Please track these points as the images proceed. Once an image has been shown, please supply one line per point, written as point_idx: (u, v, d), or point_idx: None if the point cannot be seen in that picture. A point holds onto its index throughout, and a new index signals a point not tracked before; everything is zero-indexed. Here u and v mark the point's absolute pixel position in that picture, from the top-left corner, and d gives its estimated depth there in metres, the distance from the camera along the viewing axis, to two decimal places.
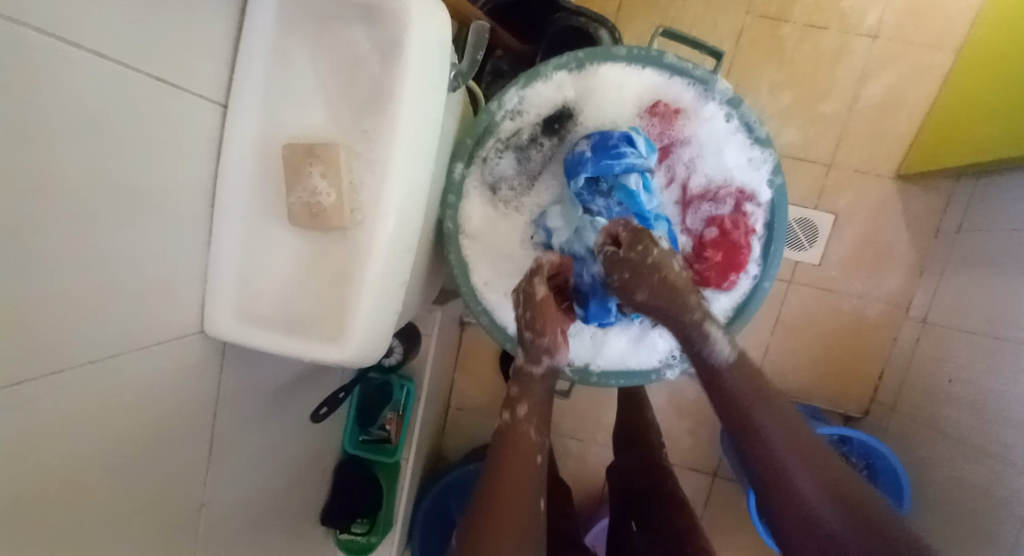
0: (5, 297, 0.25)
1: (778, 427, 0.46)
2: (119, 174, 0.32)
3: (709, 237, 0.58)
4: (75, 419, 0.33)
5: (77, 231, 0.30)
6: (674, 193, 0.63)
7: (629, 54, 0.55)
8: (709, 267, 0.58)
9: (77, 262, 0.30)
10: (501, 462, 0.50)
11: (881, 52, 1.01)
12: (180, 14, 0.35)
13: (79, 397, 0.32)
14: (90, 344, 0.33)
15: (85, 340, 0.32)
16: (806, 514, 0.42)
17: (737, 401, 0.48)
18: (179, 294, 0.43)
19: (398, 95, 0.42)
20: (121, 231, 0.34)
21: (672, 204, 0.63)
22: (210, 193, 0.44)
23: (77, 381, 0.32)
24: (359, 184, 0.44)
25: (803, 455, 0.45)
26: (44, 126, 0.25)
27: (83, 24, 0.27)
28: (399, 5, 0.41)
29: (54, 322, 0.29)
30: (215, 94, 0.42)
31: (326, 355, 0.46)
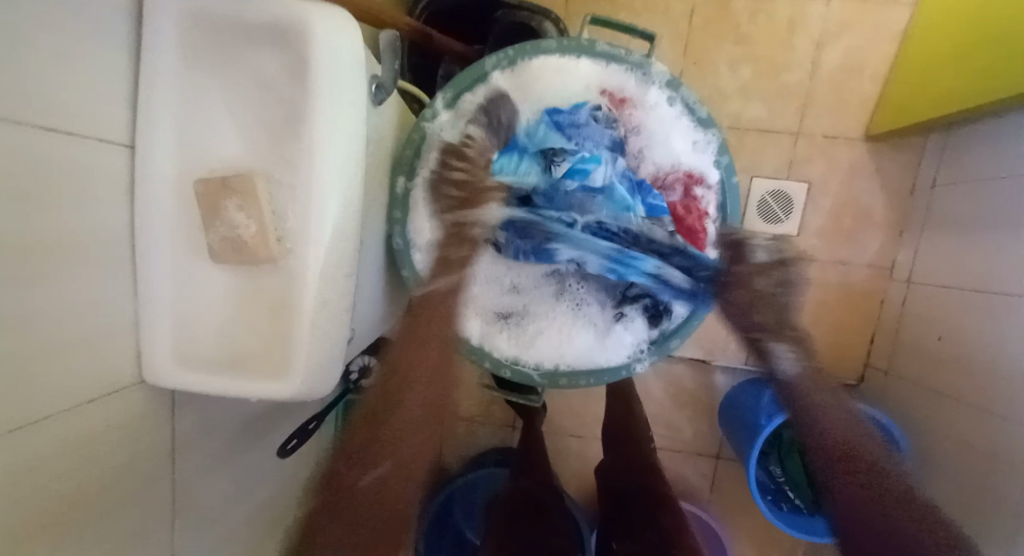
0: None
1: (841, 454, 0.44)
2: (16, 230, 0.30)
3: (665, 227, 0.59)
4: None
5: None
6: None
7: (560, 45, 0.57)
8: None
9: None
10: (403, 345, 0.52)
11: (836, 15, 0.99)
12: (77, 55, 0.34)
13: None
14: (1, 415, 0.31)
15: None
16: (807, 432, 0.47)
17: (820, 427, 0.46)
18: (109, 344, 0.41)
19: (313, 115, 0.41)
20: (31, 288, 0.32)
21: None
22: (132, 240, 0.42)
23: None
24: (284, 212, 0.44)
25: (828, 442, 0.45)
26: None
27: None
28: (301, 21, 0.40)
29: None
30: (119, 135, 0.40)
31: (274, 393, 0.46)
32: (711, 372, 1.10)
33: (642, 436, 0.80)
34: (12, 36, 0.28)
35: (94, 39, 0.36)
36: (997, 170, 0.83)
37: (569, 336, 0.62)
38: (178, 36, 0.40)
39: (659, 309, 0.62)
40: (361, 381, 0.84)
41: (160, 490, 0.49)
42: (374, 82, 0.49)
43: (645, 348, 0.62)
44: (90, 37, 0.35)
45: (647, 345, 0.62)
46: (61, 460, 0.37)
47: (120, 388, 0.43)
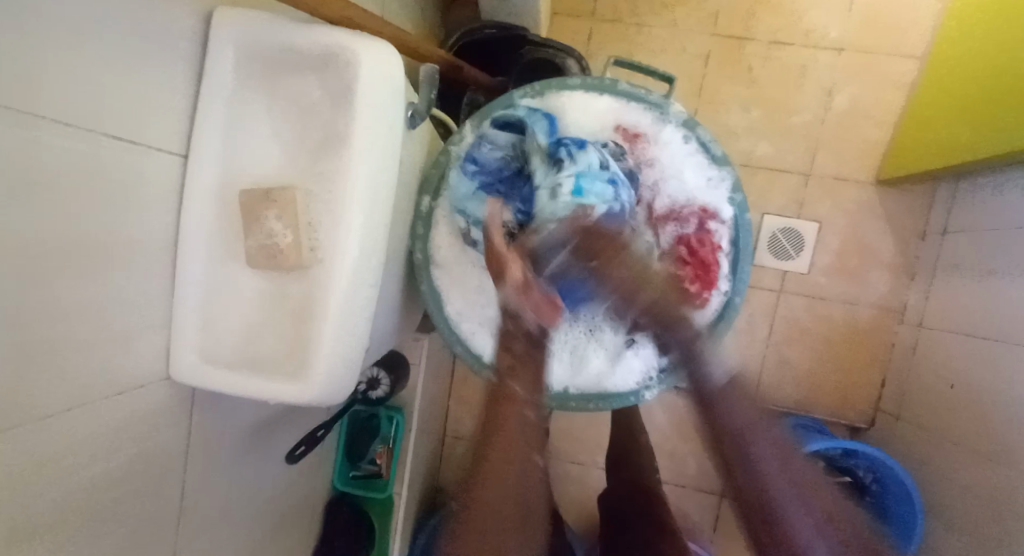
0: None
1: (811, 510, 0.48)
2: (63, 225, 0.32)
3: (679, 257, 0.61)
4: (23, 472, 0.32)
5: (23, 291, 0.30)
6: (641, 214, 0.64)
7: (584, 82, 0.61)
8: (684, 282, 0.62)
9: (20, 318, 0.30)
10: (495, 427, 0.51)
11: (847, 63, 1.03)
12: (144, 72, 0.38)
13: (27, 449, 0.32)
14: (38, 397, 0.33)
15: (29, 397, 0.32)
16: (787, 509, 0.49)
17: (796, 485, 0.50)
18: (140, 339, 0.44)
19: (354, 138, 0.44)
20: (72, 281, 0.34)
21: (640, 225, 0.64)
22: (173, 241, 0.45)
23: (27, 436, 0.32)
24: (317, 224, 0.46)
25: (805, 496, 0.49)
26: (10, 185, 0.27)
27: (33, 89, 0.28)
28: (349, 51, 0.43)
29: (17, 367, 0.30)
30: (174, 144, 0.43)
31: (291, 396, 0.48)
32: None
33: (646, 467, 0.80)
34: (85, 52, 0.32)
35: (159, 59, 0.39)
36: (1004, 219, 0.84)
37: (581, 360, 0.65)
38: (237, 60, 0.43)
39: None
40: (367, 393, 0.86)
41: (172, 486, 0.50)
42: (410, 109, 0.52)
43: (655, 377, 0.63)
44: (155, 56, 0.38)
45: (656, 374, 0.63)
46: (89, 447, 0.39)
47: (147, 381, 0.45)
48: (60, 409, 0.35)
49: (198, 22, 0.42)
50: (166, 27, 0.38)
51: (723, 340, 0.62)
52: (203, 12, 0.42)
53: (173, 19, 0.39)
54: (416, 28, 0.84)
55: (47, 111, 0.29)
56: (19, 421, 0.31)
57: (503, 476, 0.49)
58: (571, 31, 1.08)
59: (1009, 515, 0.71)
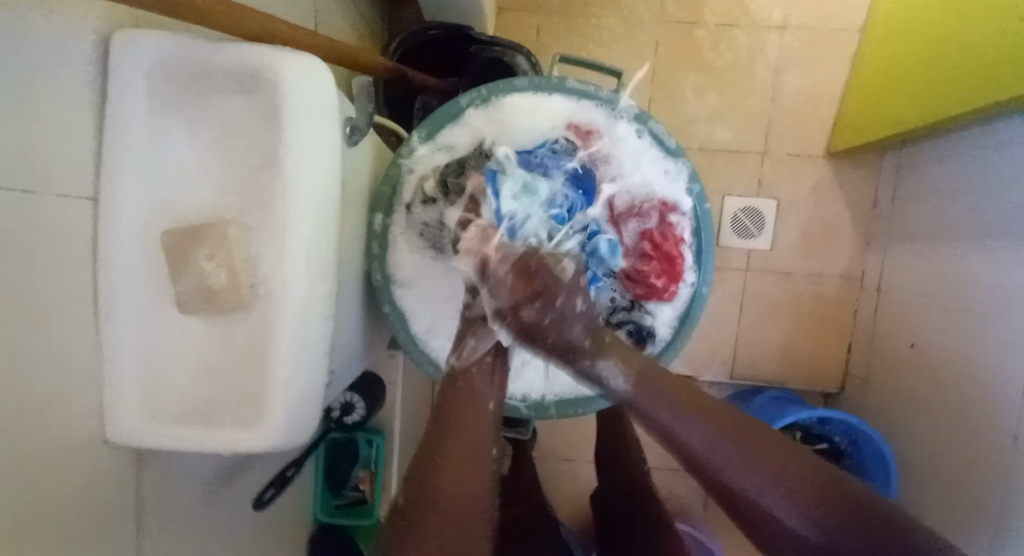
0: None
1: (744, 451, 0.42)
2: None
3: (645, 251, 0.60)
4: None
5: None
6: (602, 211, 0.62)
7: (531, 82, 0.59)
8: (651, 277, 0.60)
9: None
10: (450, 415, 0.50)
11: (794, 39, 1.04)
12: (56, 106, 0.34)
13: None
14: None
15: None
16: (773, 525, 0.40)
17: (697, 459, 0.44)
18: (75, 402, 0.39)
19: (284, 161, 0.41)
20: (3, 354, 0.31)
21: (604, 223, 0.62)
22: (95, 293, 0.40)
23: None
24: (255, 258, 0.42)
25: (774, 473, 0.41)
26: None
27: None
28: (270, 68, 0.40)
29: None
30: (85, 187, 0.38)
31: (247, 444, 0.43)
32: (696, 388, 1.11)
33: (632, 460, 0.79)
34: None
35: (63, 95, 0.34)
36: (950, 182, 0.87)
37: (554, 365, 0.62)
38: (144, 84, 0.39)
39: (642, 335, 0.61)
40: (342, 418, 0.82)
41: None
42: (348, 124, 0.49)
43: None
44: (62, 91, 0.34)
45: None
46: (42, 527, 0.35)
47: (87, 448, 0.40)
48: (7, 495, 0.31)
49: (94, 44, 0.36)
50: (69, 56, 0.34)
51: (693, 331, 0.62)
52: (101, 32, 0.37)
53: (69, 50, 0.34)
54: (354, 34, 0.79)
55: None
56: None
57: (463, 477, 0.46)
58: (518, 27, 1.05)
59: (981, 469, 0.73)
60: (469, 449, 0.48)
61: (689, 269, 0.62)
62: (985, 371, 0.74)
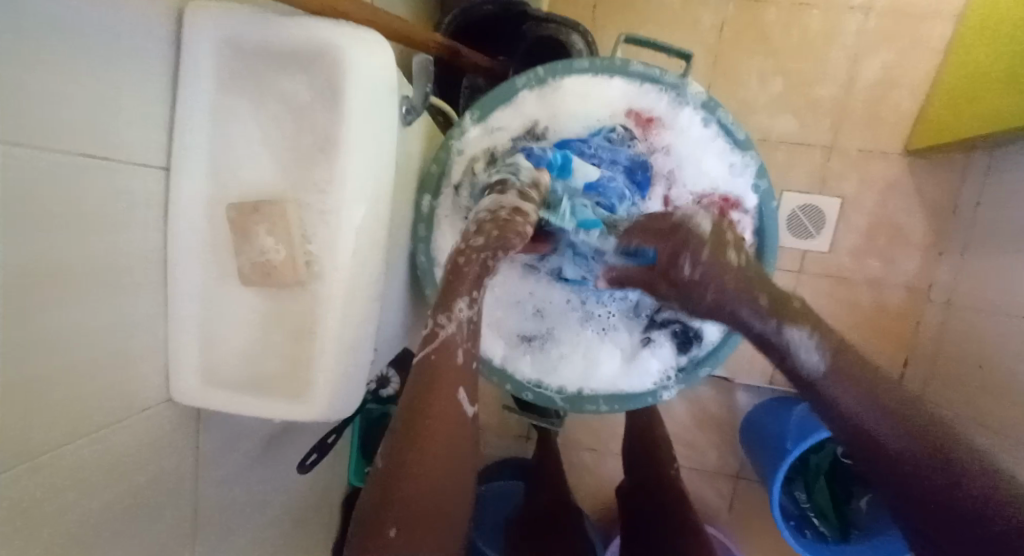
0: None
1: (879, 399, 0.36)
2: (41, 254, 0.29)
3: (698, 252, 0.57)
4: (20, 518, 0.30)
5: (23, 326, 0.29)
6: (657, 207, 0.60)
7: (592, 64, 0.56)
8: None
9: (4, 360, 0.28)
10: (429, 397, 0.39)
11: (876, 26, 0.96)
12: (127, 81, 0.35)
13: (19, 492, 0.30)
14: (29, 435, 0.31)
15: (17, 440, 0.30)
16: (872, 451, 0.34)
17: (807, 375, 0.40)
18: (140, 366, 0.41)
19: (342, 141, 0.41)
20: (64, 315, 0.32)
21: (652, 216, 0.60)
22: (161, 259, 0.42)
23: (19, 483, 0.30)
24: (312, 237, 0.43)
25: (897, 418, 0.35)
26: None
27: (11, 120, 0.26)
28: (336, 48, 0.40)
29: (18, 403, 0.29)
30: (156, 159, 0.39)
31: (295, 416, 0.45)
32: (733, 391, 1.07)
33: (664, 459, 0.78)
34: (57, 66, 0.29)
35: (135, 65, 0.35)
36: None
37: (594, 362, 0.62)
38: (214, 58, 0.39)
39: (688, 336, 0.61)
40: (378, 391, 0.84)
41: (184, 511, 0.49)
42: (405, 105, 0.48)
43: (672, 376, 0.61)
44: (135, 66, 0.35)
45: (674, 373, 0.61)
46: (98, 475, 0.37)
47: (148, 405, 0.43)
48: (55, 445, 0.33)
49: (169, 16, 0.37)
50: (142, 26, 0.35)
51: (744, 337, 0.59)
52: (173, 7, 0.37)
53: (142, 25, 0.35)
54: (408, 9, 0.78)
55: (17, 134, 0.26)
56: (8, 469, 0.29)
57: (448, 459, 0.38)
58: (575, 4, 1.01)
59: None
60: (447, 431, 0.39)
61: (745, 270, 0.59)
62: None
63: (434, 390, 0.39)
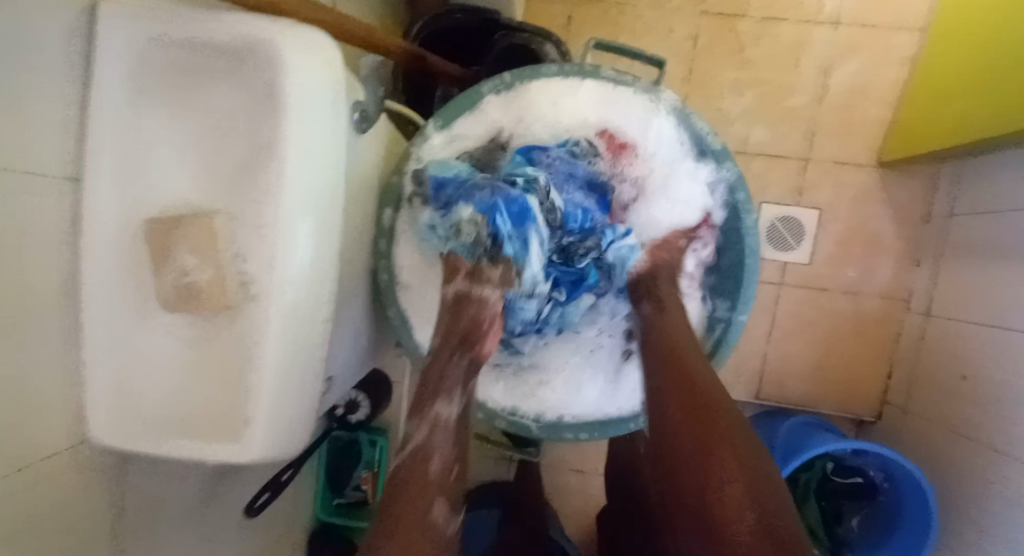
0: None
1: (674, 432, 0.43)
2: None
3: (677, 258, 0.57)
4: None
5: None
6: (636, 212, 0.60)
7: (561, 69, 0.53)
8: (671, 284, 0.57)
9: None
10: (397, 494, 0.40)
11: (845, 38, 0.96)
12: (41, 82, 0.31)
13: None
14: None
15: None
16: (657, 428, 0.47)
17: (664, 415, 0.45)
18: (51, 407, 0.36)
19: (280, 150, 0.36)
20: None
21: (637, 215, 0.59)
22: (72, 286, 0.36)
23: None
24: (244, 254, 0.38)
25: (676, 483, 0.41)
26: None
27: None
28: (270, 44, 0.35)
29: None
30: (64, 169, 0.34)
31: (226, 458, 0.40)
32: None
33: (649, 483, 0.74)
34: None
35: (44, 67, 0.31)
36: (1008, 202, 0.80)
37: (576, 384, 0.58)
38: (134, 60, 0.35)
39: None
40: (345, 416, 0.79)
41: None
42: (357, 110, 0.44)
43: None
44: (48, 66, 0.31)
45: None
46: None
47: (53, 452, 0.37)
48: None
49: (79, 13, 0.33)
50: (52, 21, 0.31)
51: (734, 346, 0.56)
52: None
53: (53, 18, 0.31)
54: (375, 15, 0.75)
55: None
56: None
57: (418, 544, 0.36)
58: (546, 15, 0.99)
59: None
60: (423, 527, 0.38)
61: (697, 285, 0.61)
62: None
63: (405, 483, 0.41)
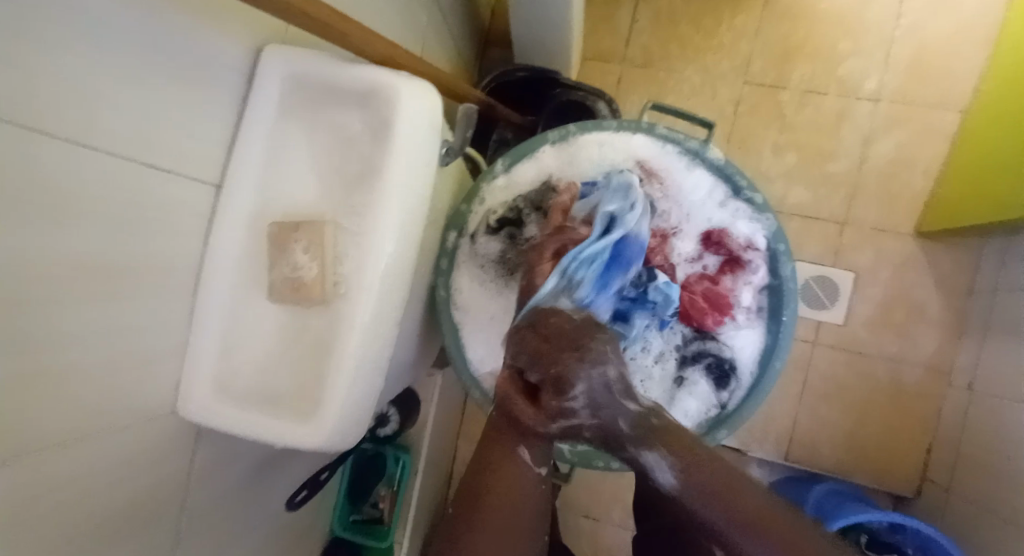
0: (38, 372, 0.27)
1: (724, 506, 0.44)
2: (80, 251, 0.28)
3: (709, 290, 0.61)
4: (16, 528, 0.28)
5: (85, 313, 0.30)
6: (689, 238, 0.63)
7: (618, 125, 0.60)
8: (692, 304, 0.61)
9: (65, 344, 0.29)
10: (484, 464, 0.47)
11: (885, 114, 1.01)
12: (205, 103, 0.38)
13: (19, 499, 0.27)
14: (67, 424, 0.31)
15: (25, 443, 0.28)
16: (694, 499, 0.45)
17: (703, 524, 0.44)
18: (161, 373, 0.41)
19: (387, 174, 0.43)
20: (92, 313, 0.31)
21: (691, 243, 0.63)
22: (194, 270, 0.42)
23: (49, 470, 0.30)
24: (344, 258, 0.44)
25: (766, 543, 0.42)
26: (86, 218, 0.28)
27: (106, 125, 0.28)
28: (391, 90, 0.43)
29: (66, 387, 0.30)
30: (211, 174, 0.41)
31: (299, 439, 0.44)
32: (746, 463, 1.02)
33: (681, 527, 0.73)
34: (154, 83, 0.32)
35: (211, 90, 0.38)
36: None
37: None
38: (280, 91, 0.43)
39: (724, 370, 0.61)
40: (375, 429, 0.85)
41: (171, 534, 0.46)
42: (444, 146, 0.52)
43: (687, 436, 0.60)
44: (213, 91, 0.39)
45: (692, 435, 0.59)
46: (103, 480, 0.36)
47: (156, 415, 0.41)
48: (79, 438, 0.32)
49: (248, 52, 0.41)
50: (223, 54, 0.38)
51: (772, 384, 0.59)
52: (252, 41, 0.41)
53: (225, 54, 0.38)
54: (452, 65, 0.85)
55: (115, 145, 0.30)
56: (47, 453, 0.29)
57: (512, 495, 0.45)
58: (600, 76, 1.08)
59: None
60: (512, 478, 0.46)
61: (755, 315, 0.61)
62: None
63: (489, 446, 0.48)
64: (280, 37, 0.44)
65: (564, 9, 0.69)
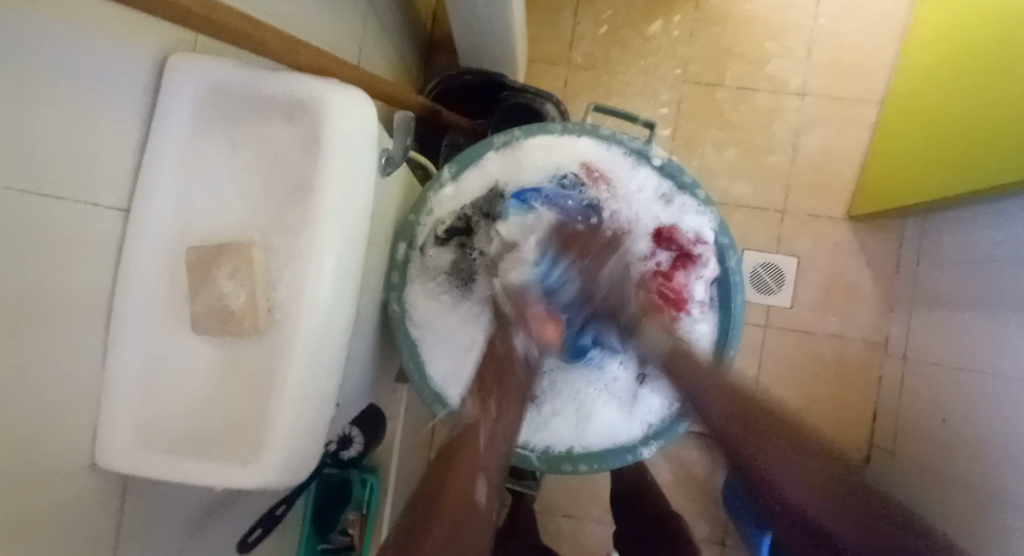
0: None
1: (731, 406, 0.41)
2: None
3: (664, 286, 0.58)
4: None
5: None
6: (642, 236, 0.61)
7: (563, 128, 0.61)
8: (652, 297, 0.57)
9: None
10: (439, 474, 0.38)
11: (812, 107, 1.06)
12: (108, 121, 0.34)
13: None
14: None
15: None
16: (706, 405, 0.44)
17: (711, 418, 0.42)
18: (75, 423, 0.37)
19: (319, 188, 0.40)
20: None
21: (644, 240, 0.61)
22: (106, 307, 0.38)
23: None
24: (278, 281, 0.41)
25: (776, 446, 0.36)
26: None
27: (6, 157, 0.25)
28: (319, 102, 0.40)
29: None
30: (117, 199, 0.37)
31: (234, 481, 0.40)
32: None
33: (658, 520, 0.74)
34: (57, 104, 0.29)
35: (113, 106, 0.35)
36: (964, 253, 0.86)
37: (587, 415, 0.61)
38: (193, 105, 0.39)
39: None
40: (338, 452, 0.81)
41: None
42: (384, 155, 0.49)
43: (652, 432, 0.60)
44: (116, 108, 0.35)
45: (656, 431, 0.60)
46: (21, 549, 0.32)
47: (72, 470, 0.37)
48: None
49: (151, 64, 0.37)
50: (123, 70, 0.34)
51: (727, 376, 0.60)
52: (156, 52, 0.37)
53: (127, 67, 0.35)
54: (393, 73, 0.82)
55: (19, 178, 0.26)
56: None
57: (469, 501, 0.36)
58: (542, 79, 1.08)
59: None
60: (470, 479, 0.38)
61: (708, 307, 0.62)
62: (1010, 450, 0.70)
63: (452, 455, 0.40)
64: (188, 48, 0.41)
65: (500, 15, 0.68)
